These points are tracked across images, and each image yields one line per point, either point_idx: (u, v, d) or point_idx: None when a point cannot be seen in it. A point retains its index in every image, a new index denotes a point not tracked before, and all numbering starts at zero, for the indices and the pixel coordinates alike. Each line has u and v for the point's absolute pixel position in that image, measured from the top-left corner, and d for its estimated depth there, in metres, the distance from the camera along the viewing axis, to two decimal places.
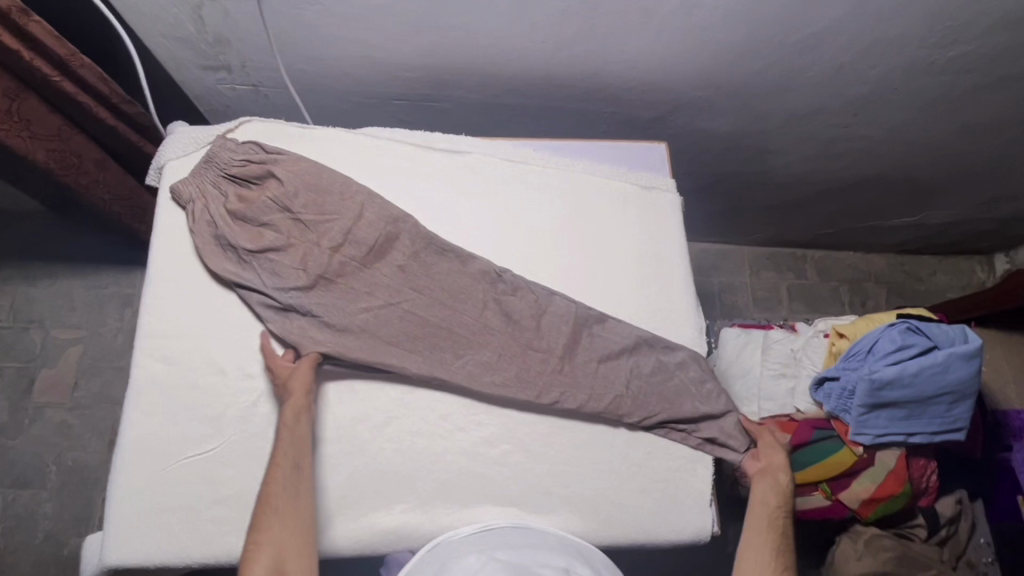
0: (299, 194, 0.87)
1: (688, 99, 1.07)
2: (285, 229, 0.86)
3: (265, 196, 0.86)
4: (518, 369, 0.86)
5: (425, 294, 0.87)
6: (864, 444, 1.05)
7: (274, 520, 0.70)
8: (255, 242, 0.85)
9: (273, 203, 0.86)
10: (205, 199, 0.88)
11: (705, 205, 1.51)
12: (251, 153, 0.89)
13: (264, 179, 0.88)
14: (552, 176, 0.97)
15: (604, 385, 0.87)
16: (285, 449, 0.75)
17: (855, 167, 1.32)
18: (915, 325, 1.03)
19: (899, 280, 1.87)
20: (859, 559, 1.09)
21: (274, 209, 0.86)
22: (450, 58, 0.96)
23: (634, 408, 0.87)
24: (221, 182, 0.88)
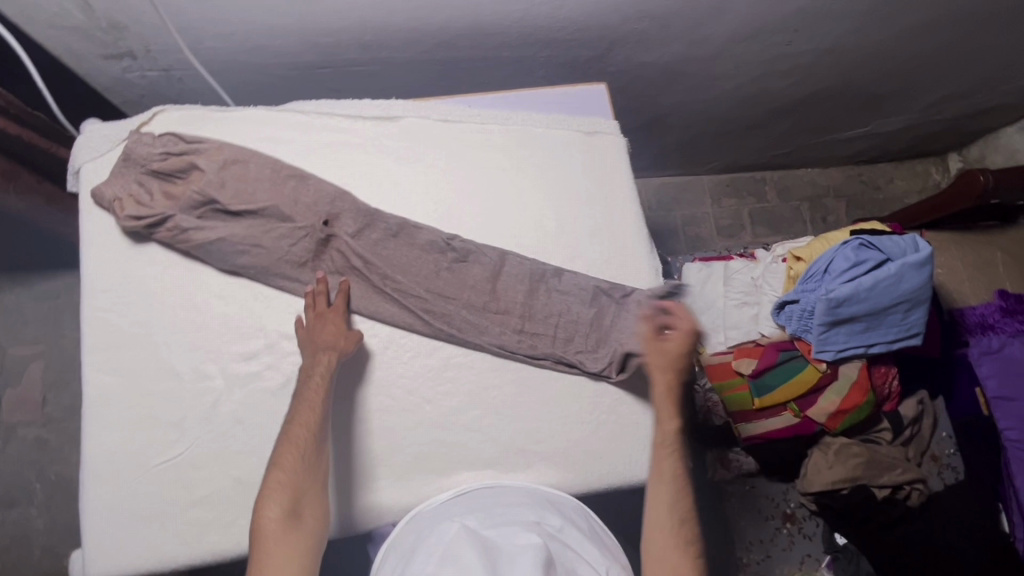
0: (225, 184, 0.84)
1: (625, 32, 1.03)
2: (222, 219, 0.85)
3: (195, 187, 0.83)
4: (478, 335, 0.86)
5: (376, 271, 0.86)
6: (827, 360, 1.08)
7: (299, 461, 0.71)
8: (187, 239, 0.83)
9: (200, 196, 0.84)
10: (131, 198, 0.83)
11: (659, 139, 1.49)
12: (171, 145, 0.86)
13: (188, 172, 0.85)
14: (491, 132, 0.94)
15: (565, 339, 0.88)
16: (320, 389, 0.75)
17: (803, 83, 1.29)
18: (868, 240, 1.04)
19: (858, 191, 1.88)
20: (831, 468, 1.13)
21: (201, 203, 0.84)
22: (367, 17, 0.90)
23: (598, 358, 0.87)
24: (144, 179, 0.85)
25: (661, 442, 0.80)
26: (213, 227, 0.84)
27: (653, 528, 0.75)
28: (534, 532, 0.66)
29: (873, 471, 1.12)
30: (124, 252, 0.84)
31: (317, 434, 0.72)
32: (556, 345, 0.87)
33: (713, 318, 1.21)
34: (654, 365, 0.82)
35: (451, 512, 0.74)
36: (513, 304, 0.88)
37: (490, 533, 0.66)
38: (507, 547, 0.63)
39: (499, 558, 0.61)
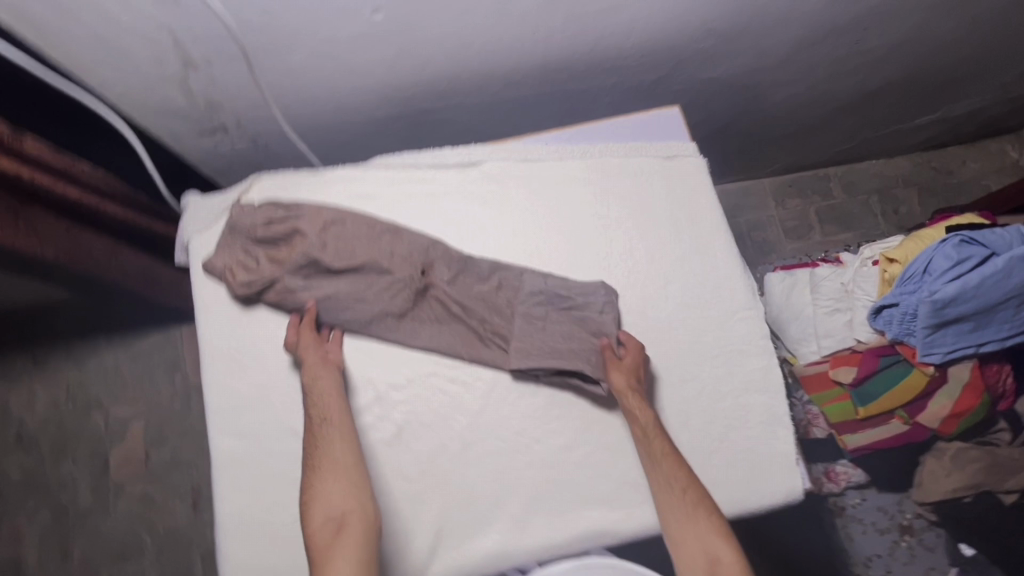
0: (326, 246, 0.87)
1: (692, 52, 1.03)
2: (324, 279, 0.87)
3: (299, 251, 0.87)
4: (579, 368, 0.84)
5: (479, 316, 0.88)
6: (935, 363, 1.03)
7: (328, 535, 0.69)
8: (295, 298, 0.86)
9: (303, 260, 0.86)
10: (241, 267, 0.87)
11: (720, 150, 1.47)
12: (272, 212, 0.88)
13: (291, 237, 0.88)
14: (571, 166, 0.95)
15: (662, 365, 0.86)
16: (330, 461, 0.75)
17: (872, 78, 1.26)
18: (968, 236, 1.00)
19: (929, 178, 1.81)
20: (948, 475, 1.09)
21: (306, 265, 0.86)
22: (442, 69, 0.93)
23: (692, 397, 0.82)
24: (251, 247, 0.89)
25: (643, 432, 0.80)
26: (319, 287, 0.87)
27: (671, 518, 0.75)
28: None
29: (996, 476, 1.06)
30: (238, 318, 0.88)
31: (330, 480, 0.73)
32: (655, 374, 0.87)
33: (802, 328, 1.18)
34: (619, 378, 0.82)
35: None
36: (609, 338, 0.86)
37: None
38: None
39: None
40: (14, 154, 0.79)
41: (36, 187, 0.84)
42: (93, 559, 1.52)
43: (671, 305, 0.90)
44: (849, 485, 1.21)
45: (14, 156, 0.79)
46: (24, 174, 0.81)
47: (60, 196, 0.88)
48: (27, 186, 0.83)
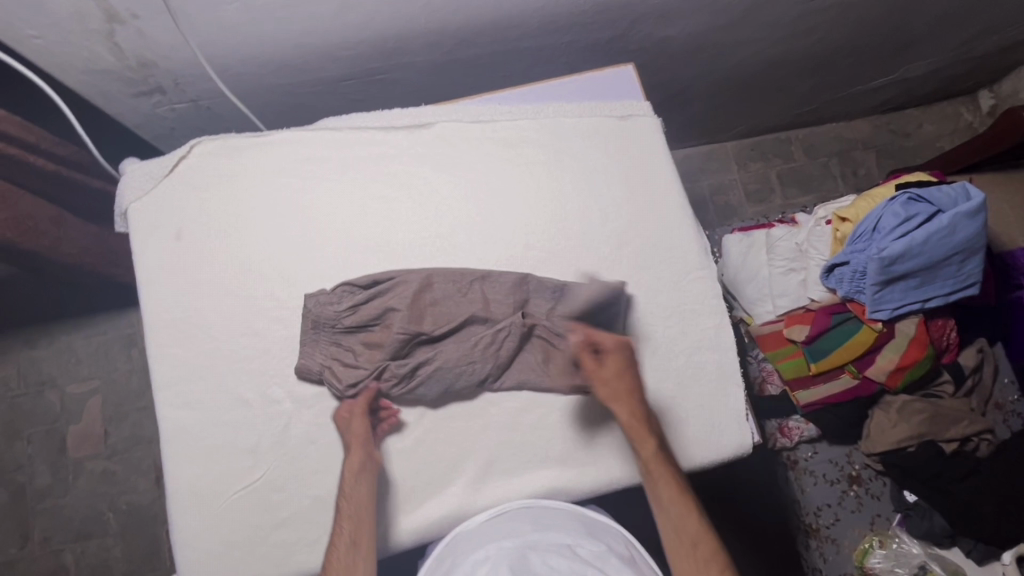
0: (424, 316, 0.85)
1: (647, 9, 1.00)
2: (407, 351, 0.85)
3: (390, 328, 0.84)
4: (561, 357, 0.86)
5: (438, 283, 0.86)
6: (883, 319, 1.06)
7: None
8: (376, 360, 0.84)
9: (403, 335, 0.84)
10: (340, 362, 0.83)
11: (682, 112, 1.47)
12: (351, 296, 0.85)
13: (383, 317, 0.85)
14: (525, 127, 0.94)
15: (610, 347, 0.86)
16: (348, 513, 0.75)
17: (829, 38, 1.26)
18: (917, 193, 1.02)
19: (887, 141, 1.83)
20: (894, 427, 1.13)
21: (406, 339, 0.84)
22: (388, 26, 0.90)
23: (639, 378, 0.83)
24: (340, 342, 0.84)
25: (647, 466, 0.78)
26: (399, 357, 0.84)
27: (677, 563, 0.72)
28: (565, 561, 0.66)
29: (938, 427, 1.12)
30: (183, 287, 0.86)
31: (361, 520, 0.74)
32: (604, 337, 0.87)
33: (757, 288, 1.20)
34: (603, 390, 0.80)
35: (503, 523, 0.76)
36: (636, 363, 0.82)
37: (517, 559, 0.66)
38: (541, 568, 0.64)
39: None
40: None
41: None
42: (55, 538, 1.50)
43: (625, 266, 0.90)
44: (802, 440, 1.24)
45: None
46: None
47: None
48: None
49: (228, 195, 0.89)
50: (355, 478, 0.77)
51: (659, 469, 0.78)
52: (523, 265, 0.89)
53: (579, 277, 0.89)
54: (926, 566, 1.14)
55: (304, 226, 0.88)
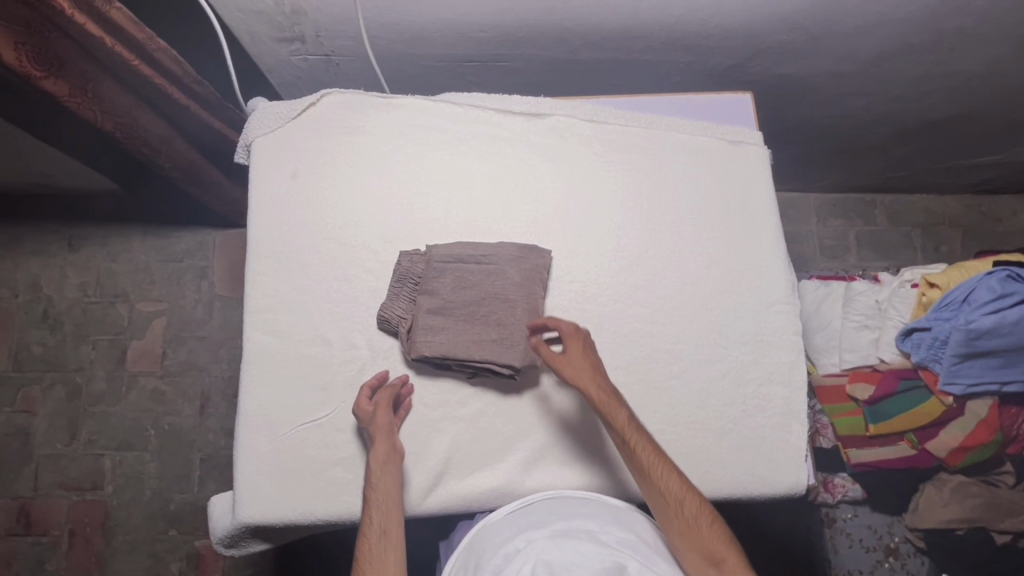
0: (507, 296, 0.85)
1: (771, 44, 1.02)
2: (484, 325, 0.84)
3: (470, 299, 0.85)
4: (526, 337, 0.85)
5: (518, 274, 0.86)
6: (955, 394, 1.04)
7: None
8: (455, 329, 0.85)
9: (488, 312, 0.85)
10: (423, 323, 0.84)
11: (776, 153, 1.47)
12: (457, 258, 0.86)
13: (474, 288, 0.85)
14: (635, 133, 0.96)
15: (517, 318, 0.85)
16: (378, 506, 0.76)
17: (944, 104, 1.24)
18: (1016, 272, 1.00)
19: (975, 222, 1.79)
20: (945, 505, 1.10)
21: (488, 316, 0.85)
22: (524, 17, 0.94)
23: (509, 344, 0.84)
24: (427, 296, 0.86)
25: (621, 435, 0.77)
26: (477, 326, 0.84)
27: (670, 525, 0.74)
28: (595, 547, 0.68)
29: (993, 515, 1.08)
30: (288, 224, 0.90)
31: (390, 509, 0.76)
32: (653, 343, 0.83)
33: (826, 338, 1.19)
34: (565, 367, 0.80)
35: (536, 511, 0.78)
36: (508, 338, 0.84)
37: (550, 543, 0.68)
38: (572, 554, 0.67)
39: (562, 565, 0.65)
40: (96, 15, 0.80)
41: (114, 57, 0.85)
42: (99, 443, 1.57)
43: (710, 285, 0.91)
44: (844, 499, 1.20)
45: (95, 17, 0.80)
46: (101, 38, 0.81)
47: (135, 70, 0.89)
48: (105, 52, 0.84)
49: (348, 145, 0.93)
50: (382, 469, 0.79)
51: (628, 437, 0.77)
52: (610, 264, 0.91)
53: (662, 286, 0.90)
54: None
55: (412, 187, 0.92)
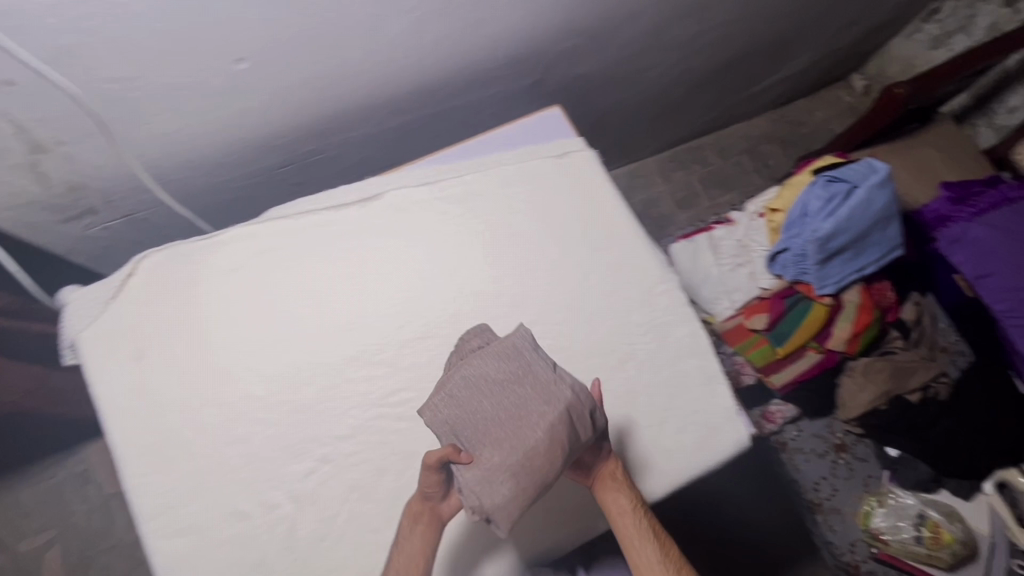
0: (543, 424, 0.69)
1: (557, 54, 1.08)
2: (500, 442, 0.69)
3: (505, 406, 0.71)
4: (518, 465, 0.67)
5: (552, 399, 0.71)
6: (831, 294, 1.15)
7: None
8: (478, 430, 0.70)
9: (512, 436, 0.69)
10: (449, 396, 0.72)
11: (605, 139, 1.56)
12: (517, 369, 0.73)
13: (527, 400, 0.71)
14: (470, 181, 0.96)
15: (524, 441, 0.68)
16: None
17: (719, 51, 1.38)
18: (832, 175, 1.12)
19: (785, 131, 2.00)
20: (864, 389, 1.21)
21: (511, 436, 0.69)
22: (318, 110, 0.91)
23: (494, 462, 0.68)
24: (469, 377, 0.73)
25: (632, 506, 0.72)
26: (483, 437, 0.70)
27: None
28: None
29: (900, 381, 1.21)
30: (152, 411, 0.81)
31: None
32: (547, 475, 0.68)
33: (712, 287, 1.27)
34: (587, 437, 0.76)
35: None
36: (499, 459, 0.68)
37: None
38: None
39: None
40: None
41: None
42: None
43: (594, 293, 0.93)
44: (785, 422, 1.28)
45: None
46: None
47: None
48: None
49: (257, 275, 0.88)
50: (410, 531, 0.70)
51: (636, 510, 0.72)
52: (498, 312, 0.90)
53: (553, 313, 0.91)
54: (924, 513, 1.19)
55: (273, 317, 0.87)
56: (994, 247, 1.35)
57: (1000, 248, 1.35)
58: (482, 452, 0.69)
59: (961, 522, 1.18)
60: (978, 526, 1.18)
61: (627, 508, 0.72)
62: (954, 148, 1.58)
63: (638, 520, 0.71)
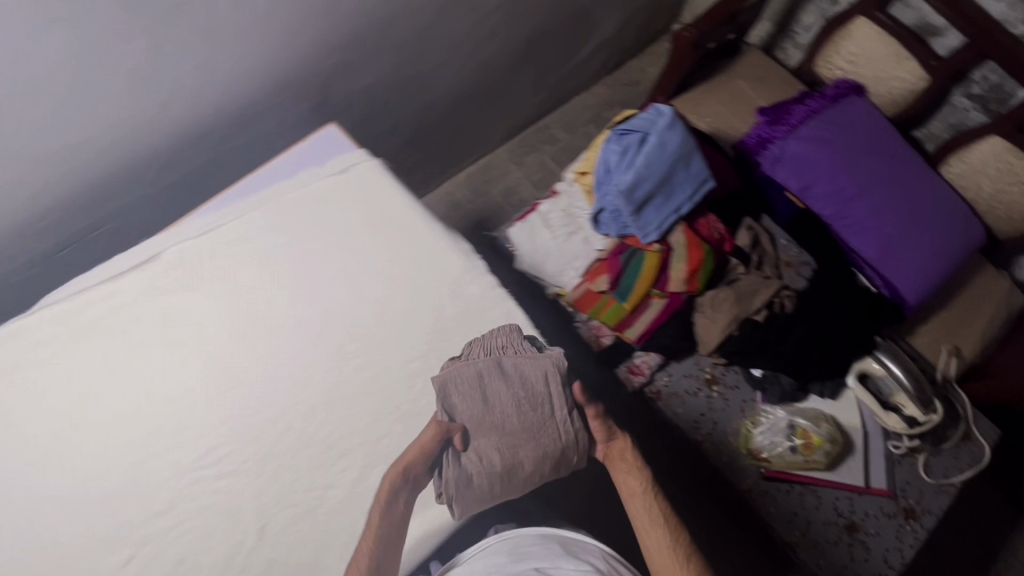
0: (545, 446, 0.85)
1: (328, 70, 1.07)
2: (504, 438, 0.84)
3: (515, 411, 0.86)
4: (503, 463, 0.83)
5: (549, 428, 0.86)
6: (656, 241, 1.18)
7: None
8: (490, 419, 0.85)
9: (520, 441, 0.84)
10: (464, 388, 0.86)
11: (435, 138, 1.57)
12: (540, 390, 0.87)
13: (540, 417, 0.86)
14: (253, 218, 0.94)
15: (517, 445, 0.84)
16: (376, 535, 0.80)
17: (510, 33, 1.40)
18: (624, 127, 1.14)
19: (624, 92, 2.05)
20: (715, 321, 1.25)
21: (517, 440, 0.84)
22: (71, 185, 0.88)
23: (486, 455, 0.83)
24: (491, 375, 0.87)
25: (642, 488, 0.93)
26: (490, 428, 0.85)
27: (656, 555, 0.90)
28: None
29: (745, 305, 1.26)
30: None
31: (389, 537, 0.80)
32: (522, 476, 0.84)
33: (556, 261, 1.28)
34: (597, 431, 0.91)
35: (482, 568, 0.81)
36: (494, 453, 0.84)
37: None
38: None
39: None
40: None
41: None
42: None
43: (399, 298, 0.92)
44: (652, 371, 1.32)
45: None
46: None
47: None
48: None
49: (67, 345, 0.85)
50: (388, 498, 0.81)
51: (646, 490, 0.93)
52: (305, 342, 0.89)
53: (361, 328, 0.90)
54: (794, 423, 1.25)
55: (62, 409, 0.82)
56: (810, 159, 1.46)
57: (814, 159, 1.46)
58: (480, 442, 0.84)
59: (831, 423, 1.25)
60: (846, 419, 1.29)
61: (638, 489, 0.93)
62: (763, 74, 1.66)
63: (648, 497, 0.93)
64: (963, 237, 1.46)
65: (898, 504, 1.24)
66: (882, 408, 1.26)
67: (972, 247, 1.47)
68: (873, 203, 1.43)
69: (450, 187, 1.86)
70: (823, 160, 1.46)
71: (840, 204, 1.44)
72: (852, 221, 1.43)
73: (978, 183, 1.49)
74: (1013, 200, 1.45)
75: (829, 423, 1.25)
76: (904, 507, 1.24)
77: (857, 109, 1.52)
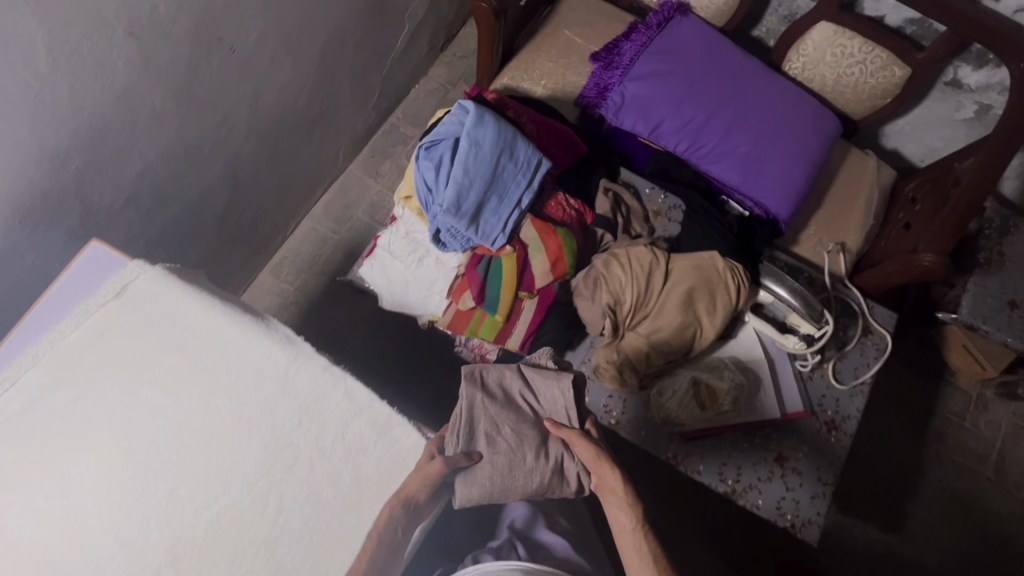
0: (553, 455, 0.94)
1: (79, 173, 0.92)
2: (513, 448, 0.92)
3: (521, 429, 0.94)
4: (509, 468, 0.90)
5: (554, 448, 0.95)
6: (506, 242, 1.10)
7: None
8: (507, 427, 0.94)
9: (530, 453, 0.92)
10: (485, 401, 0.95)
11: (264, 183, 1.42)
12: (554, 406, 0.99)
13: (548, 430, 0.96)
14: (30, 381, 0.81)
15: (520, 457, 0.91)
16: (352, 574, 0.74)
17: (297, 58, 1.26)
18: (431, 138, 1.04)
19: (465, 66, 1.92)
20: (593, 303, 1.18)
21: (525, 452, 0.92)
22: None
23: (489, 463, 0.89)
24: (510, 391, 1.00)
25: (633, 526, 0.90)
26: (506, 431, 0.94)
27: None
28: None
29: None
30: None
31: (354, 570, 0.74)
32: (522, 481, 0.90)
33: (418, 289, 1.18)
34: (583, 448, 0.93)
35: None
36: (500, 460, 0.90)
37: None
38: None
39: None
40: None
41: None
42: None
43: (223, 414, 0.82)
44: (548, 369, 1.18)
45: None
46: None
47: None
48: None
49: None
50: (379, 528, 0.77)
51: (637, 527, 0.90)
52: (126, 501, 0.77)
53: (190, 464, 0.79)
54: (698, 380, 1.19)
55: None
56: (651, 97, 1.39)
57: (654, 97, 1.38)
58: (487, 452, 0.91)
59: (733, 368, 1.20)
60: (750, 357, 1.25)
61: (629, 526, 0.90)
62: (589, 13, 1.55)
63: (638, 532, 0.90)
64: (819, 131, 1.41)
65: (819, 420, 1.24)
66: (780, 335, 1.24)
67: (829, 140, 1.43)
68: (725, 124, 1.37)
69: (309, 222, 1.71)
70: (664, 94, 1.38)
71: (691, 135, 1.37)
72: (707, 150, 1.37)
73: (821, 71, 1.45)
74: (856, 79, 1.42)
75: (732, 367, 1.20)
76: (825, 420, 1.24)
77: (686, 29, 1.44)
